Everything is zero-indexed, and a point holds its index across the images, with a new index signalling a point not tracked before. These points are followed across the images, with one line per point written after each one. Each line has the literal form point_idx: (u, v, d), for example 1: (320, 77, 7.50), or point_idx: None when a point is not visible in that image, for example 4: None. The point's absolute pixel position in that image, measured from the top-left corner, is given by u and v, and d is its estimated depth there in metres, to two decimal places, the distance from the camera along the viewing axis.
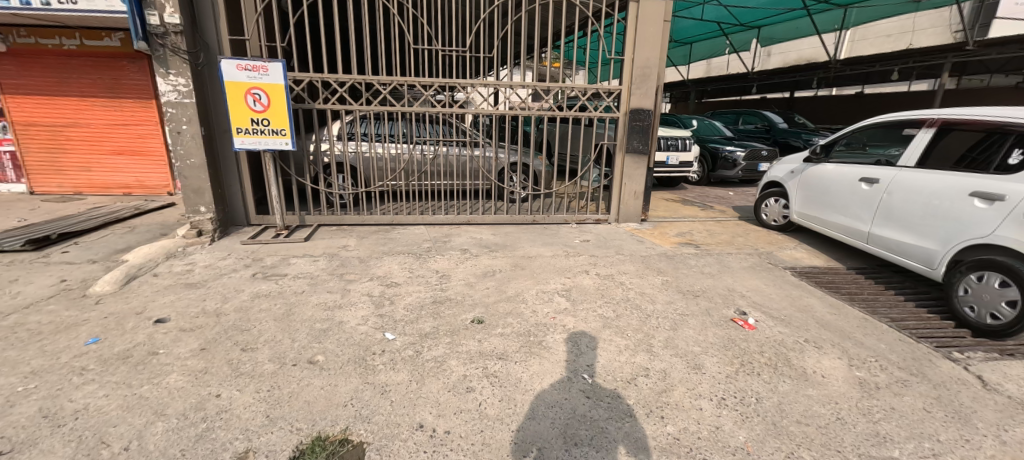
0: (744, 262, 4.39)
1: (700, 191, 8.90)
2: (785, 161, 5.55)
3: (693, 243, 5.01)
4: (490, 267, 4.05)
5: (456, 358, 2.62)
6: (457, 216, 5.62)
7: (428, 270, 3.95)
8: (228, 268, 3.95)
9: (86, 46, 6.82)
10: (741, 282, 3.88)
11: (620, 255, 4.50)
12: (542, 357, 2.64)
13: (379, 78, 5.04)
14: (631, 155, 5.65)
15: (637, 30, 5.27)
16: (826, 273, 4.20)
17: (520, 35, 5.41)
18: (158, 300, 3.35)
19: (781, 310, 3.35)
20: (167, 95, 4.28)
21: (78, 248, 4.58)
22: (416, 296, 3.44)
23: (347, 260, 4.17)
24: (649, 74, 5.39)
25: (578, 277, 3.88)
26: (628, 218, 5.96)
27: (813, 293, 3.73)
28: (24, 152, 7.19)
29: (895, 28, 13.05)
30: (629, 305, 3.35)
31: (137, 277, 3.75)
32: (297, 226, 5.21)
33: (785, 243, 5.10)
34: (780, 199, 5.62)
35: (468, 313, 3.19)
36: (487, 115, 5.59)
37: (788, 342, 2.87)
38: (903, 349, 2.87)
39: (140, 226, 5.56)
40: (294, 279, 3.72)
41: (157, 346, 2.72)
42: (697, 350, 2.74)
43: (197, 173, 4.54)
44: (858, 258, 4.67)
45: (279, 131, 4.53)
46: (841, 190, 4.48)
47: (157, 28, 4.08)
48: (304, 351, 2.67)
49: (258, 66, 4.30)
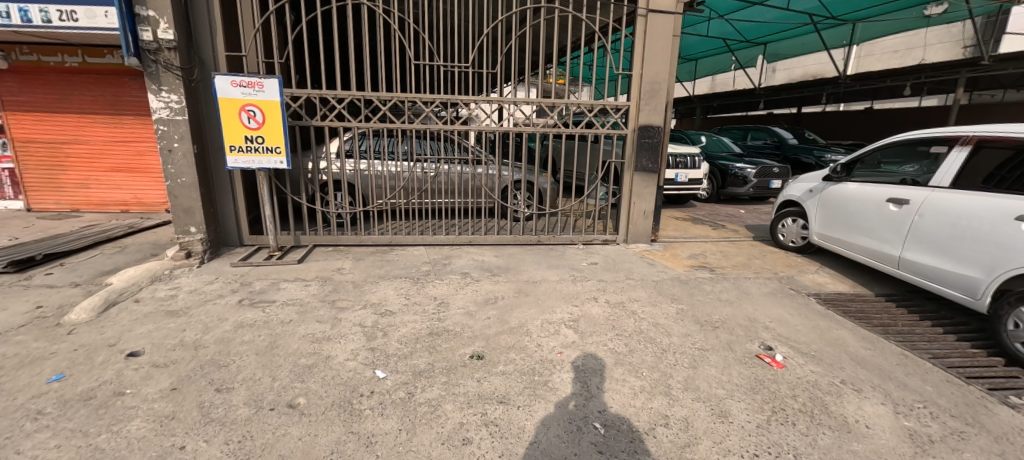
0: (763, 288, 4.09)
1: (710, 209, 8.62)
2: (802, 179, 5.29)
3: (707, 266, 4.72)
4: (492, 294, 3.79)
5: (452, 402, 2.34)
6: (458, 237, 5.38)
7: (425, 297, 3.69)
8: (214, 294, 3.72)
9: (88, 63, 6.77)
10: (763, 311, 3.59)
11: (630, 280, 4.22)
12: (547, 401, 2.36)
13: (378, 95, 4.87)
14: (639, 174, 5.42)
15: (644, 45, 5.08)
16: (853, 301, 3.91)
17: (525, 50, 5.24)
18: (135, 330, 3.11)
19: (810, 344, 3.05)
20: (158, 113, 4.13)
21: (62, 271, 4.39)
22: (412, 327, 3.17)
23: (340, 285, 3.93)
24: (658, 89, 5.21)
25: (585, 305, 3.61)
26: (637, 238, 5.68)
27: (842, 324, 3.43)
28: (22, 169, 7.11)
29: (902, 44, 12.87)
30: (643, 339, 3.06)
31: (117, 304, 3.52)
32: (291, 247, 4.99)
33: (806, 267, 4.80)
34: (798, 219, 5.34)
35: (467, 347, 2.92)
36: (490, 132, 5.40)
37: (822, 384, 2.58)
38: (952, 393, 2.56)
39: (131, 246, 5.37)
40: (282, 307, 3.47)
41: (124, 385, 2.47)
42: (722, 393, 2.45)
43: (187, 192, 4.36)
44: (886, 283, 4.37)
45: (273, 149, 4.36)
46: (866, 210, 4.20)
47: (150, 44, 3.93)
48: (284, 392, 2.41)
49: (252, 82, 4.17)
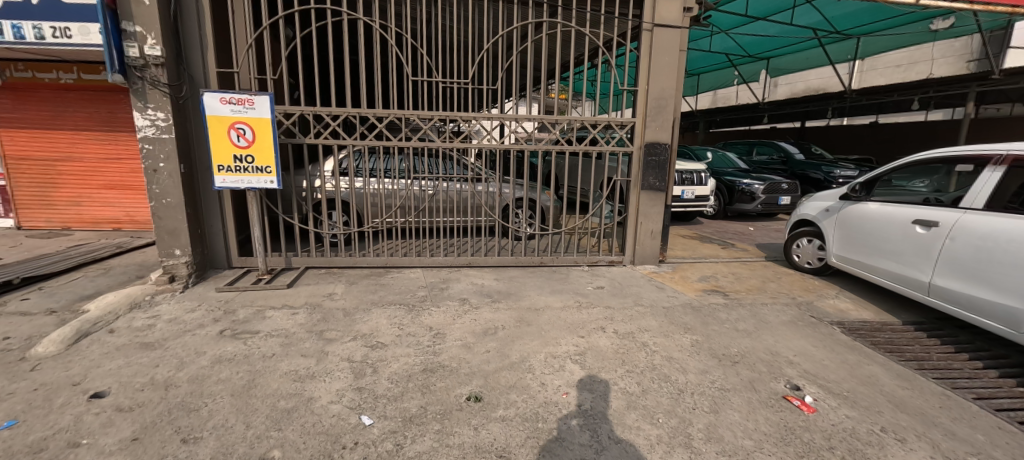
0: (782, 316, 3.82)
1: (718, 226, 8.38)
2: (817, 198, 5.06)
3: (720, 290, 4.46)
4: (491, 324, 3.52)
5: (445, 457, 2.03)
6: (457, 258, 5.15)
7: (420, 328, 3.43)
8: (194, 324, 3.47)
9: (83, 80, 6.65)
10: (784, 343, 3.32)
11: (639, 307, 3.95)
12: (554, 455, 2.06)
13: (375, 112, 4.68)
14: (646, 192, 5.20)
15: (651, 59, 4.92)
16: (880, 331, 3.64)
17: (526, 65, 5.05)
18: (104, 366, 2.86)
19: (841, 383, 2.77)
20: (144, 131, 3.97)
21: (40, 296, 4.17)
22: (405, 362, 2.90)
23: (329, 314, 3.67)
24: (664, 105, 5.02)
25: (593, 336, 3.34)
26: (645, 259, 5.43)
27: (872, 357, 3.16)
28: (14, 187, 6.97)
29: (905, 59, 12.14)
30: (656, 376, 2.79)
31: (89, 335, 3.28)
32: (282, 269, 4.76)
33: (824, 291, 4.53)
34: (814, 240, 5.10)
35: (464, 386, 2.64)
36: (491, 150, 5.20)
37: (863, 432, 2.29)
38: (1009, 444, 2.26)
39: (116, 268, 5.15)
40: (266, 339, 3.22)
41: (80, 434, 2.17)
42: (750, 445, 2.16)
43: (173, 213, 4.16)
44: (913, 310, 4.10)
45: (263, 169, 4.17)
46: (890, 233, 3.96)
47: (136, 60, 3.80)
48: (257, 444, 2.10)
49: (242, 99, 4.00)
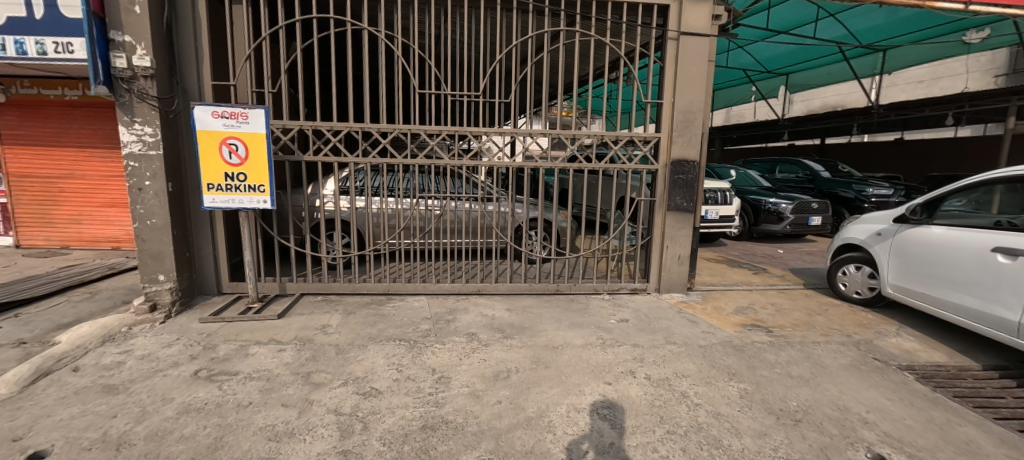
0: (841, 359, 3.30)
1: (744, 248, 7.86)
2: (865, 220, 4.57)
3: (761, 325, 3.95)
4: (503, 366, 3.07)
5: None
6: (465, 285, 4.71)
7: (421, 370, 2.99)
8: (167, 362, 3.07)
9: (88, 96, 6.51)
10: (851, 394, 2.79)
11: (672, 345, 3.47)
12: None
13: (378, 127, 4.33)
14: (673, 212, 4.75)
15: (677, 71, 4.55)
16: (960, 379, 3.09)
17: (542, 79, 4.63)
18: (55, 415, 2.45)
19: (937, 453, 2.23)
20: (129, 146, 3.67)
21: (12, 324, 3.84)
22: (402, 416, 2.45)
23: (320, 351, 3.26)
24: (693, 120, 4.61)
25: (621, 383, 2.87)
26: (671, 287, 4.94)
27: (964, 415, 2.61)
28: (15, 204, 6.78)
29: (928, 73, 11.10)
30: (705, 441, 2.28)
31: (50, 374, 2.90)
32: (275, 296, 4.38)
33: (882, 328, 3.97)
34: (863, 266, 4.57)
35: (470, 452, 2.17)
36: (503, 167, 4.78)
37: None
38: None
39: (102, 292, 4.82)
40: (244, 383, 2.80)
41: None
42: None
43: (158, 235, 3.83)
44: (992, 352, 3.53)
45: (256, 188, 3.84)
46: (961, 262, 3.44)
47: (123, 71, 3.51)
48: None
49: (236, 113, 3.70)
